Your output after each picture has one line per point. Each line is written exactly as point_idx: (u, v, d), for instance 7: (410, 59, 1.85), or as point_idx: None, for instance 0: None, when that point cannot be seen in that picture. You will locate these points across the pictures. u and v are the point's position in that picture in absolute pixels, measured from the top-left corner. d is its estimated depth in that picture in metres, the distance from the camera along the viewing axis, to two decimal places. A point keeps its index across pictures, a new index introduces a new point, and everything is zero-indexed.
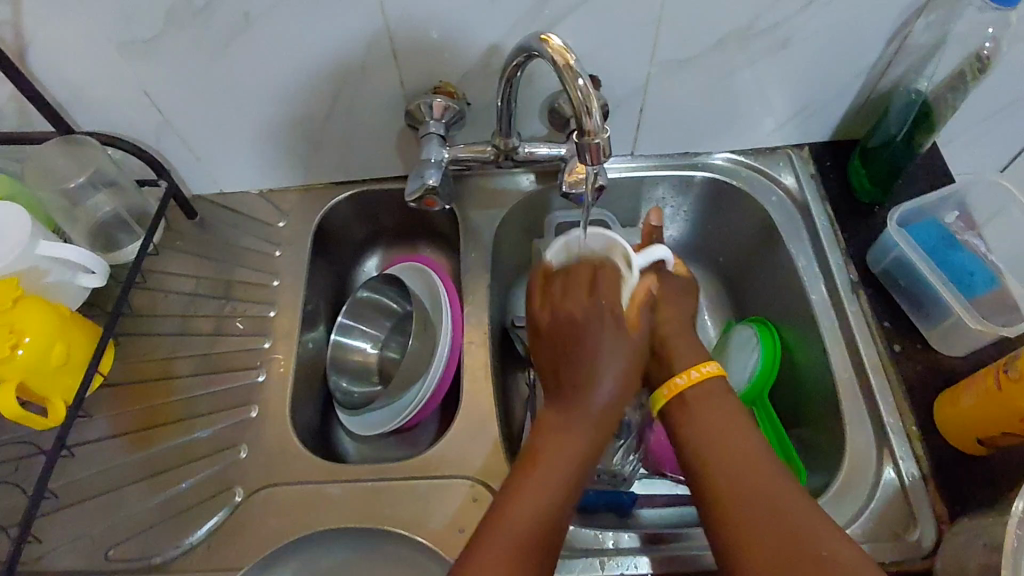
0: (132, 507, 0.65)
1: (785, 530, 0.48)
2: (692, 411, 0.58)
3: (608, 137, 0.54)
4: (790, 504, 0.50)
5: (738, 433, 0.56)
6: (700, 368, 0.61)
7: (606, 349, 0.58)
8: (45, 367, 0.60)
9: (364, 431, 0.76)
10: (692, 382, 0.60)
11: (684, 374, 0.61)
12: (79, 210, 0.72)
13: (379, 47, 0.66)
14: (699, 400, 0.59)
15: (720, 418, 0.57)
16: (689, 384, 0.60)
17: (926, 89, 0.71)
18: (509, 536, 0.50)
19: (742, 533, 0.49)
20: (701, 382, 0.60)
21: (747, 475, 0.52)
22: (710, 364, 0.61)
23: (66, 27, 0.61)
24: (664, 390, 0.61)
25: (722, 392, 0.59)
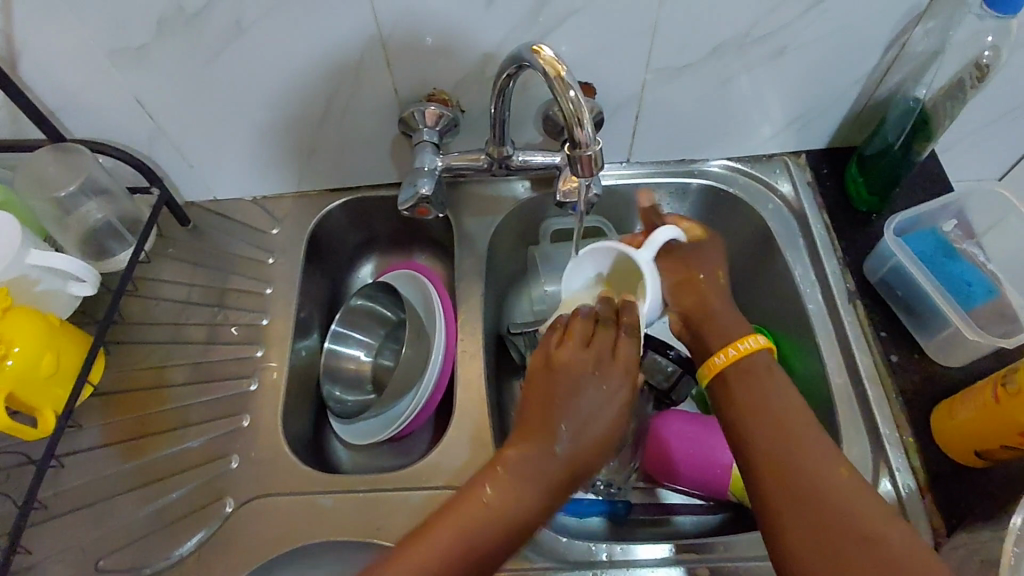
0: (122, 518, 0.65)
1: (839, 531, 0.47)
2: (734, 394, 0.54)
3: (599, 149, 0.54)
4: (844, 506, 0.48)
5: (781, 417, 0.52)
6: (739, 345, 0.55)
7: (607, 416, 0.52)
8: (34, 377, 0.60)
9: (357, 440, 0.74)
10: (731, 363, 0.55)
11: (723, 352, 0.56)
12: (71, 218, 0.71)
13: (372, 54, 0.66)
14: (740, 382, 0.54)
15: (761, 401, 0.53)
16: (729, 363, 0.55)
17: (924, 97, 0.71)
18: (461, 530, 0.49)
19: (799, 537, 0.48)
20: (741, 360, 0.55)
21: (795, 474, 0.49)
22: (749, 339, 0.56)
23: (57, 35, 0.61)
24: (703, 369, 0.56)
25: (764, 369, 0.54)
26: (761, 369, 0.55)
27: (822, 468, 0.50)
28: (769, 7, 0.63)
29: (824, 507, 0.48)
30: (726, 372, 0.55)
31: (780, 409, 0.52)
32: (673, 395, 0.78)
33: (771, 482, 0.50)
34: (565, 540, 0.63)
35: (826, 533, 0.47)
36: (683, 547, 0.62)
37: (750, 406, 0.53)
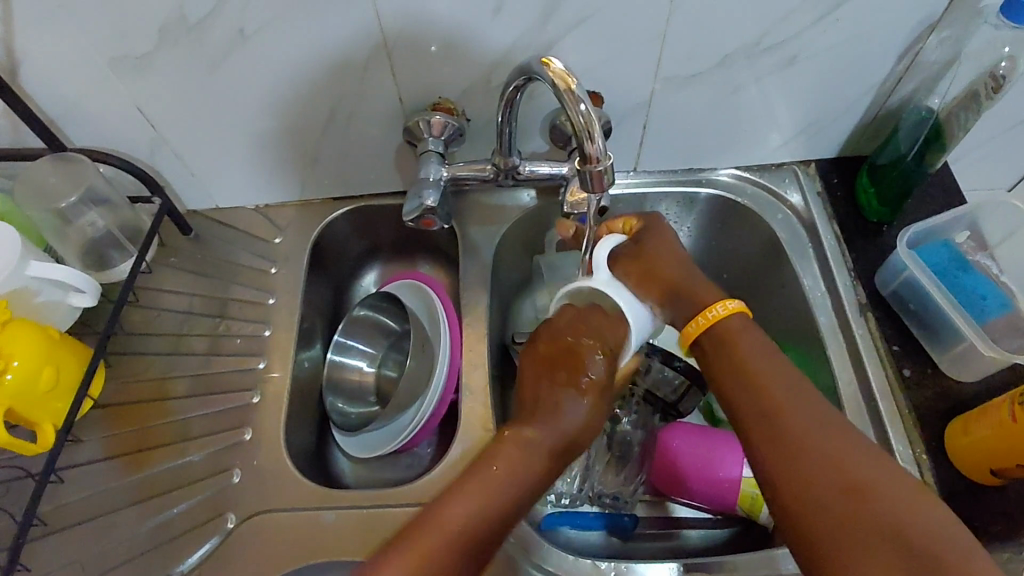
0: (121, 534, 0.64)
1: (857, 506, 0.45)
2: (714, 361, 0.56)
3: (610, 164, 0.53)
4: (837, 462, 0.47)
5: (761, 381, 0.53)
6: (709, 312, 0.58)
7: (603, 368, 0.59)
8: (34, 392, 0.59)
9: (360, 453, 0.74)
10: (704, 328, 0.57)
11: (698, 319, 0.58)
12: (72, 228, 0.70)
13: (377, 63, 0.65)
14: (715, 346, 0.56)
15: (744, 363, 0.54)
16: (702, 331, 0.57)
17: (937, 106, 0.70)
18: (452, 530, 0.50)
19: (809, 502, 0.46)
20: (715, 325, 0.57)
21: (773, 419, 0.51)
22: (717, 306, 0.58)
23: (57, 43, 0.60)
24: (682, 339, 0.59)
25: (738, 330, 0.56)
26: (739, 331, 0.56)
27: (809, 417, 0.50)
28: (781, 16, 0.62)
29: (809, 446, 0.48)
30: (704, 338, 0.57)
31: (756, 362, 0.54)
32: (681, 406, 0.75)
33: (755, 427, 0.51)
34: (571, 559, 0.62)
35: (808, 471, 0.47)
36: (692, 567, 0.61)
37: (728, 364, 0.55)
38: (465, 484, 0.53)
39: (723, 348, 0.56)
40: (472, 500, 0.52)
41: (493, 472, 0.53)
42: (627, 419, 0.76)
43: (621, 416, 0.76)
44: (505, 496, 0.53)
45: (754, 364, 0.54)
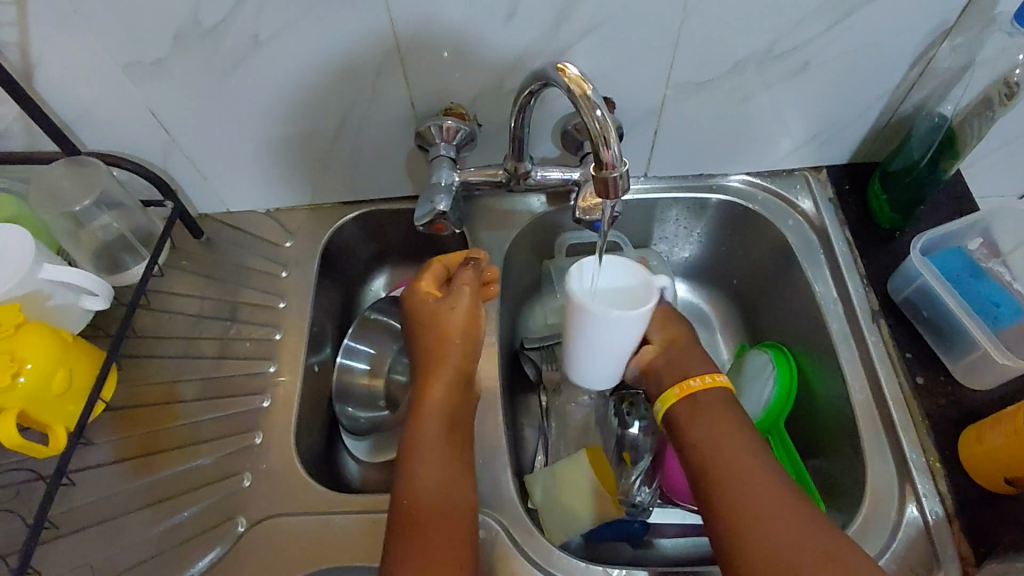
0: (130, 537, 0.64)
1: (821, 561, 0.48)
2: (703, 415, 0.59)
3: (626, 171, 0.52)
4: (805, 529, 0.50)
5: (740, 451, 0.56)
6: (716, 376, 0.62)
7: (454, 319, 0.63)
8: (46, 395, 0.59)
9: (370, 457, 0.78)
10: (707, 387, 0.61)
11: (681, 385, 0.61)
12: (85, 232, 0.70)
13: (389, 69, 0.65)
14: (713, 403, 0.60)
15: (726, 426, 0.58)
16: (702, 387, 0.61)
17: (951, 113, 0.69)
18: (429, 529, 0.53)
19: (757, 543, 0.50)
20: (695, 394, 0.60)
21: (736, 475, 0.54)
22: (724, 374, 0.62)
23: (72, 48, 0.60)
24: (675, 390, 0.61)
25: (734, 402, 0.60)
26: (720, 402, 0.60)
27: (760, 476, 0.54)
28: (795, 22, 0.62)
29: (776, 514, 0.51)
30: (683, 405, 0.60)
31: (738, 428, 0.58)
32: None
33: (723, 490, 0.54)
34: (580, 564, 0.61)
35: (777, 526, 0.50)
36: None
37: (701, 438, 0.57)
38: (414, 490, 0.55)
39: (703, 417, 0.59)
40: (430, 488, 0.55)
41: (429, 465, 0.57)
42: (639, 423, 0.74)
43: (631, 421, 0.74)
44: (443, 484, 0.56)
45: (715, 437, 0.57)
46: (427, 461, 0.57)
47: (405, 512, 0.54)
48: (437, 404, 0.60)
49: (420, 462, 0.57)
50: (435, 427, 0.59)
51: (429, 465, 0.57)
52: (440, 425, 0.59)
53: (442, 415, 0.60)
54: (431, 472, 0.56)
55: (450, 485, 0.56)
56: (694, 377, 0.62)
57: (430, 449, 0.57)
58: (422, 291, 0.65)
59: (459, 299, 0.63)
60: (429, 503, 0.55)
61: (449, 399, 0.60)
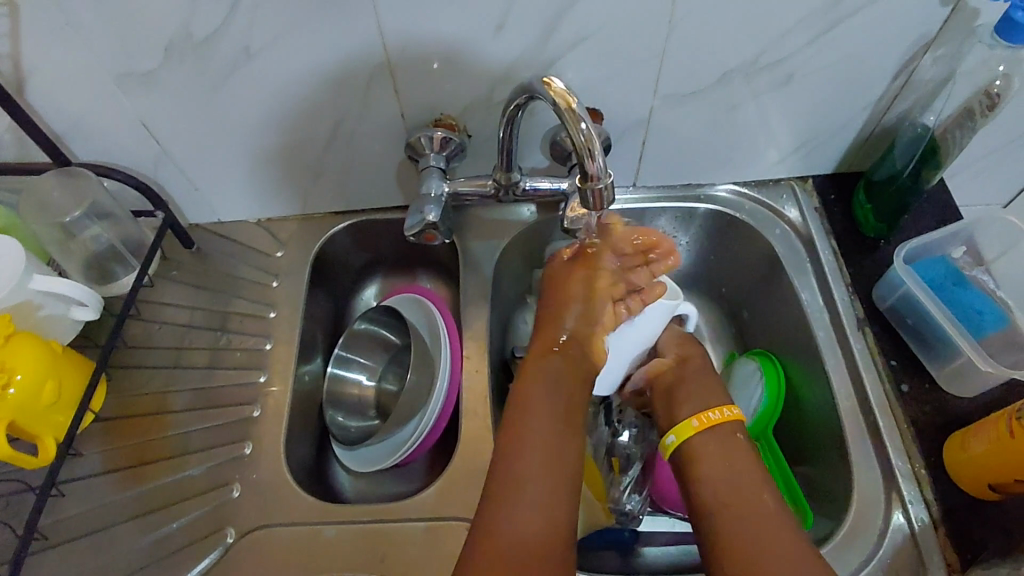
0: (120, 548, 0.63)
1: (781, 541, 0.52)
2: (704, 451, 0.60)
3: (610, 183, 0.53)
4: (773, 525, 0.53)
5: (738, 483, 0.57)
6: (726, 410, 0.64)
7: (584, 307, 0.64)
8: (35, 406, 0.59)
9: (363, 468, 0.74)
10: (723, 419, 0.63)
11: (700, 418, 0.63)
12: (75, 242, 0.71)
13: (380, 80, 0.66)
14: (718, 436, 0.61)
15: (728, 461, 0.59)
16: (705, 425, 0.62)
17: (933, 124, 0.70)
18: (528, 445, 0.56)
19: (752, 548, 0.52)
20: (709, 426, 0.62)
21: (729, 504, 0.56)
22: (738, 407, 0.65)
23: (64, 60, 0.61)
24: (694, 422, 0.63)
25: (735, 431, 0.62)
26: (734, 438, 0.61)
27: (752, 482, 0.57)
28: (779, 35, 0.63)
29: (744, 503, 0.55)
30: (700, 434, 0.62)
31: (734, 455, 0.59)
32: None
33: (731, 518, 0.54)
34: None
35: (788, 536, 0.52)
36: None
37: (708, 453, 0.60)
38: (525, 438, 0.57)
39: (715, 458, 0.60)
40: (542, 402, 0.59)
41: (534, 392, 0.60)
42: (627, 432, 0.76)
43: (621, 430, 0.76)
44: (549, 417, 0.59)
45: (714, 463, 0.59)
46: (536, 404, 0.59)
47: (497, 507, 0.52)
48: (542, 421, 0.58)
49: (518, 484, 0.54)
50: (537, 462, 0.55)
51: (536, 396, 0.60)
52: (550, 453, 0.56)
53: (547, 444, 0.57)
54: (529, 512, 0.52)
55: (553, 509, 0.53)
56: (714, 410, 0.64)
57: (531, 415, 0.58)
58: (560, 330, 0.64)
59: (549, 313, 0.66)
60: (530, 534, 0.51)
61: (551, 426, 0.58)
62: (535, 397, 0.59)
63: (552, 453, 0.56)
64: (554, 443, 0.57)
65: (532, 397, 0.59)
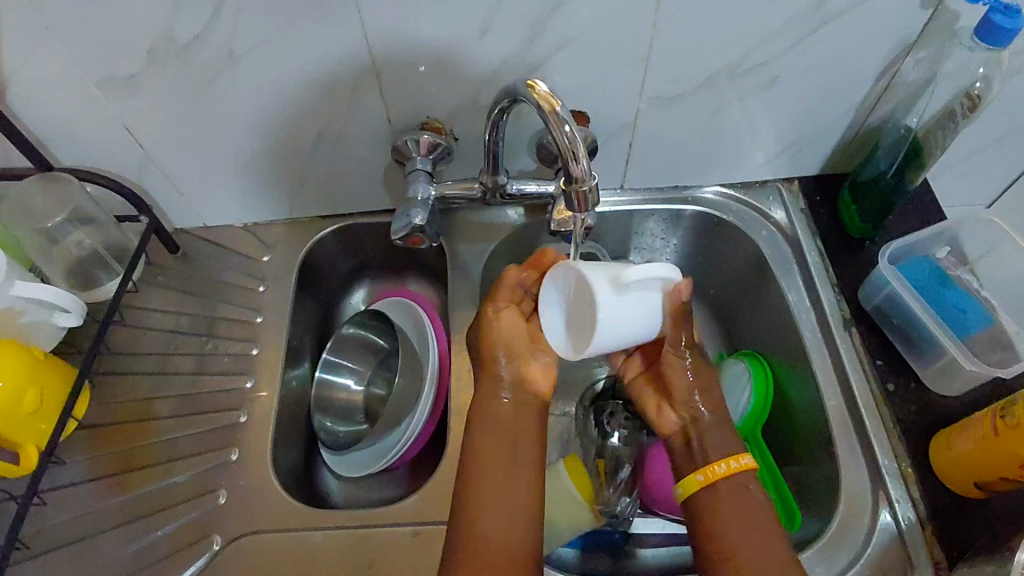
0: (105, 557, 0.63)
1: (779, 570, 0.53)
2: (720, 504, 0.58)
3: (594, 185, 0.54)
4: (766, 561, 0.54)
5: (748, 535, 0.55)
6: (740, 459, 0.60)
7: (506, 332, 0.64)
8: (17, 415, 0.59)
9: (351, 473, 0.73)
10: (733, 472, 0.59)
11: (705, 471, 0.59)
12: (58, 248, 0.70)
13: (366, 85, 0.66)
14: (733, 492, 0.58)
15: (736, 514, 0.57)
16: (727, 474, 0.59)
17: (915, 125, 0.71)
18: (494, 487, 0.58)
19: None
20: (721, 479, 0.59)
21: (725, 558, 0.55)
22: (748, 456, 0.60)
23: (45, 65, 0.60)
24: (699, 475, 0.59)
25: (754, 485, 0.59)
26: (748, 491, 0.58)
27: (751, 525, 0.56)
28: (763, 37, 0.63)
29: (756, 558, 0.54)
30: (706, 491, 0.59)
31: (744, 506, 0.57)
32: None
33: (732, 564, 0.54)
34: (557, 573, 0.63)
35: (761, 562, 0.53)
36: None
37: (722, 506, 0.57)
38: (476, 484, 0.58)
39: (730, 514, 0.57)
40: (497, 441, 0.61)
41: (490, 423, 0.61)
42: (616, 434, 0.75)
43: (611, 431, 0.75)
44: (502, 448, 0.60)
45: (733, 515, 0.57)
46: (488, 446, 0.60)
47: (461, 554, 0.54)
48: (492, 438, 0.61)
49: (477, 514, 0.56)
50: (497, 491, 0.58)
51: (490, 438, 0.61)
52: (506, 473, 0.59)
53: (503, 470, 0.59)
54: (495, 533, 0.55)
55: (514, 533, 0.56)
56: (719, 461, 0.60)
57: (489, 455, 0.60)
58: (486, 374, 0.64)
59: (506, 339, 0.63)
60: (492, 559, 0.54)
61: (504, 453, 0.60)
62: (489, 439, 0.61)
63: (508, 468, 0.59)
64: (510, 461, 0.60)
65: (487, 439, 0.60)
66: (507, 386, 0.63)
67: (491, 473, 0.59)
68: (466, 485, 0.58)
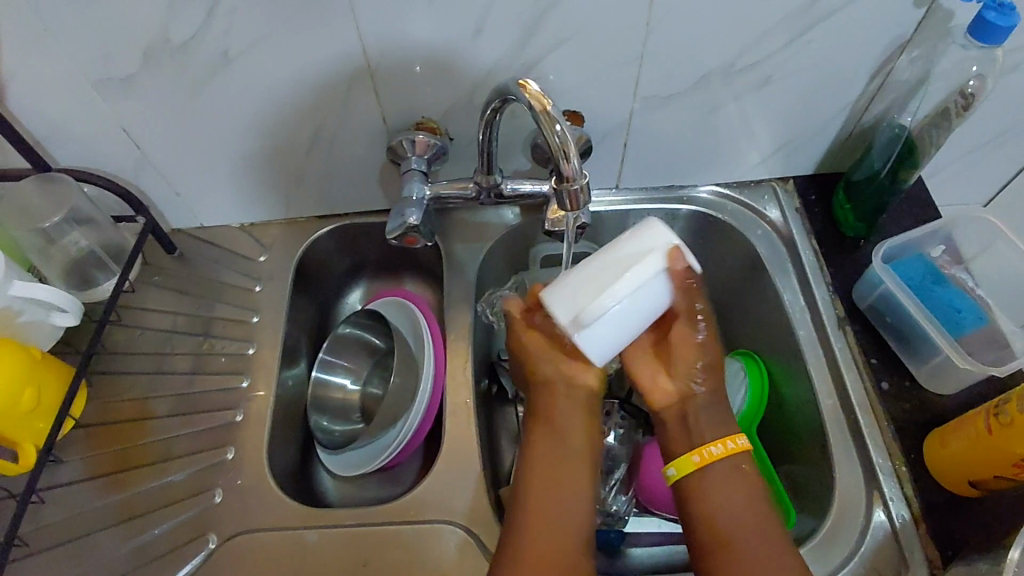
0: (101, 556, 0.63)
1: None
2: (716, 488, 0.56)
3: (586, 183, 0.54)
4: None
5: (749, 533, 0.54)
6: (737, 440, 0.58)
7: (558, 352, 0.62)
8: (14, 413, 0.59)
9: (348, 472, 0.74)
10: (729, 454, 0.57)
11: (700, 453, 0.57)
12: (55, 248, 0.70)
13: (361, 85, 0.66)
14: (731, 476, 0.57)
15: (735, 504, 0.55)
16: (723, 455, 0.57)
17: (910, 124, 0.71)
18: (548, 512, 0.56)
19: None
20: (717, 461, 0.57)
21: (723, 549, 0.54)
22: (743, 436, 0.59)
23: (41, 66, 0.60)
24: (693, 457, 0.57)
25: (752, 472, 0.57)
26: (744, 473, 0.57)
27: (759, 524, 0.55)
28: (757, 36, 0.64)
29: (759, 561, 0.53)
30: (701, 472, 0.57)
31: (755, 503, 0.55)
32: None
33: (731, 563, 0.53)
34: None
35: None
36: None
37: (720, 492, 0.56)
38: (528, 505, 0.56)
39: (726, 496, 0.56)
40: (554, 460, 0.58)
41: (546, 444, 0.59)
42: (614, 433, 0.76)
43: (608, 430, 0.75)
44: (563, 472, 0.58)
45: (728, 504, 0.55)
46: (543, 466, 0.58)
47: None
48: (547, 457, 0.59)
49: (538, 542, 0.54)
50: (558, 516, 0.56)
51: (547, 458, 0.58)
52: (566, 498, 0.57)
53: (559, 495, 0.57)
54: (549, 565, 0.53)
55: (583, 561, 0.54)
56: (714, 442, 0.58)
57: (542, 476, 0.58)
58: (540, 389, 0.62)
59: (548, 354, 0.62)
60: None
61: (569, 469, 0.58)
62: (547, 459, 0.58)
63: (571, 491, 0.57)
64: (573, 486, 0.58)
65: (544, 458, 0.58)
66: (575, 401, 0.61)
67: (546, 497, 0.57)
68: (520, 505, 0.57)
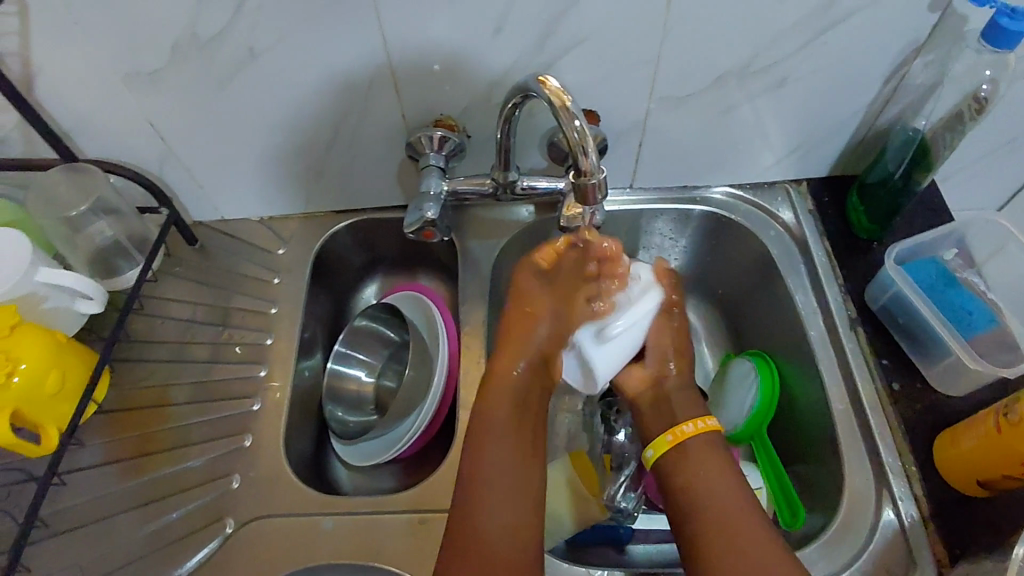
0: (120, 538, 0.64)
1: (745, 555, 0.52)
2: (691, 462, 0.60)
3: (603, 177, 0.55)
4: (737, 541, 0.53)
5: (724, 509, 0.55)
6: (707, 420, 0.63)
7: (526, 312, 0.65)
8: (39, 396, 0.60)
9: (362, 462, 0.75)
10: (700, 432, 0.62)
11: (673, 433, 0.62)
12: (80, 237, 0.72)
13: (382, 82, 0.67)
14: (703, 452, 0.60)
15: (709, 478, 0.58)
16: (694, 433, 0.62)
17: (924, 128, 0.71)
18: (492, 460, 0.58)
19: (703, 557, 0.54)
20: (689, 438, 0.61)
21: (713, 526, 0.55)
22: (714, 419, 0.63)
23: (72, 59, 0.62)
24: (670, 435, 0.62)
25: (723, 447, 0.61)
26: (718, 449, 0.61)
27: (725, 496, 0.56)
28: (772, 38, 0.64)
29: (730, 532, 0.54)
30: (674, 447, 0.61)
31: (724, 480, 0.58)
32: None
33: (702, 537, 0.54)
34: (564, 565, 0.63)
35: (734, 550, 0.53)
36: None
37: (692, 467, 0.59)
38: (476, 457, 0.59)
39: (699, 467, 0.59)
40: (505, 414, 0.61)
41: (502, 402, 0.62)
42: (623, 430, 0.77)
43: (618, 427, 0.77)
44: (508, 424, 0.60)
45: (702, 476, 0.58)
46: (495, 419, 0.61)
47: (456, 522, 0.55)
48: (499, 411, 0.61)
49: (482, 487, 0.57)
50: (500, 467, 0.58)
51: (499, 409, 0.61)
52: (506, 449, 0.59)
53: (505, 446, 0.59)
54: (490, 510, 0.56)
55: (511, 513, 0.56)
56: (687, 423, 0.63)
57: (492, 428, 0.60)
58: (506, 341, 0.65)
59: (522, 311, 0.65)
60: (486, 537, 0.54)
61: (502, 425, 0.60)
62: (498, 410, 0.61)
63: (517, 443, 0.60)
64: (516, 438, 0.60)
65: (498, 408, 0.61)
66: (530, 355, 0.63)
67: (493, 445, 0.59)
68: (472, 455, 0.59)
